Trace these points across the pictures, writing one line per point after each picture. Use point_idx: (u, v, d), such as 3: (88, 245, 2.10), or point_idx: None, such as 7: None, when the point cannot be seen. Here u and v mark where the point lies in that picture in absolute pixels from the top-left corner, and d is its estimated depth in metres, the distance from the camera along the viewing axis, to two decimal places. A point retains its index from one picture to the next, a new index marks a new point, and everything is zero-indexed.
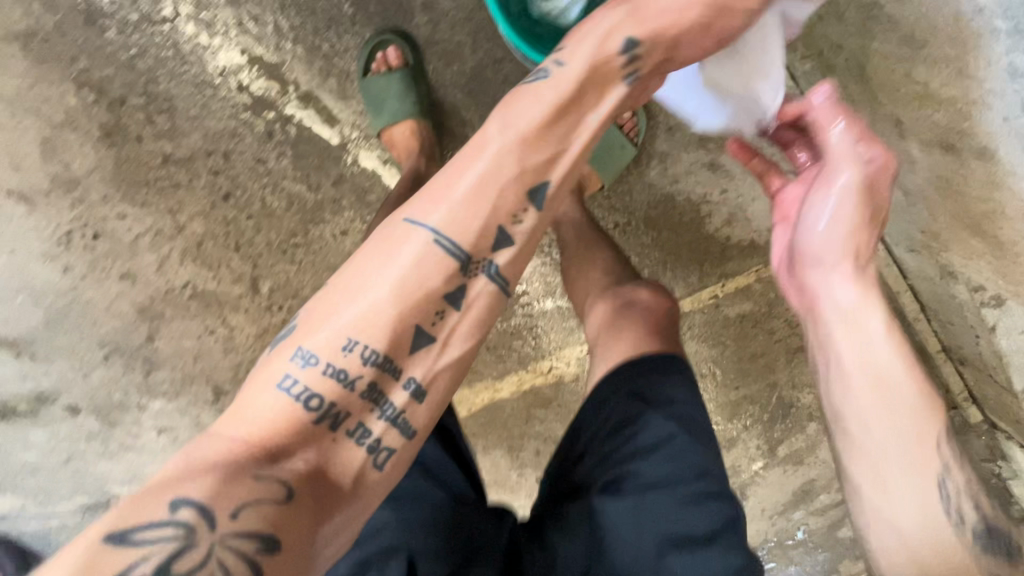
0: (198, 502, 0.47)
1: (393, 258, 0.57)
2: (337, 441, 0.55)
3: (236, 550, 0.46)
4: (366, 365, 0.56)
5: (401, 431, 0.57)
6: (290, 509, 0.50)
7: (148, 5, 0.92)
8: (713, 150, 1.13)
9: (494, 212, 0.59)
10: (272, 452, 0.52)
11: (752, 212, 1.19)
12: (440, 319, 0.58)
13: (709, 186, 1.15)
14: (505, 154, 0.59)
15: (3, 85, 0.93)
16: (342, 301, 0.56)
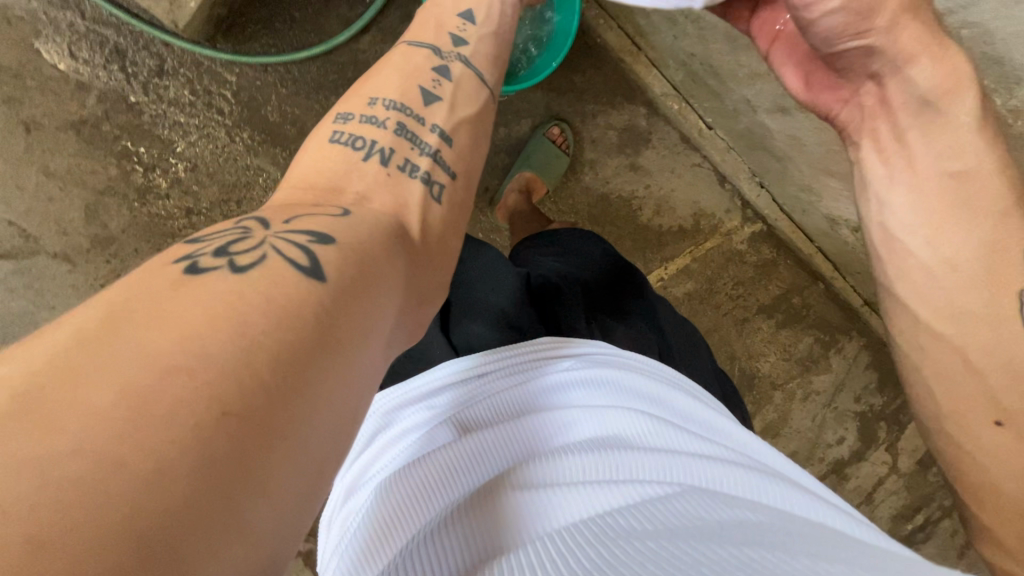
0: (260, 216, 0.45)
1: (355, 92, 0.62)
2: (392, 176, 0.55)
3: (296, 244, 0.41)
4: (389, 110, 0.59)
5: (438, 163, 0.58)
6: (348, 216, 0.47)
7: (174, 89, 1.14)
8: (630, 153, 1.36)
9: (432, 39, 0.70)
10: (323, 182, 0.52)
11: (674, 201, 1.44)
12: (438, 83, 0.64)
13: (635, 184, 1.40)
14: (417, 23, 0.73)
15: (58, 164, 1.12)
16: (320, 134, 0.58)
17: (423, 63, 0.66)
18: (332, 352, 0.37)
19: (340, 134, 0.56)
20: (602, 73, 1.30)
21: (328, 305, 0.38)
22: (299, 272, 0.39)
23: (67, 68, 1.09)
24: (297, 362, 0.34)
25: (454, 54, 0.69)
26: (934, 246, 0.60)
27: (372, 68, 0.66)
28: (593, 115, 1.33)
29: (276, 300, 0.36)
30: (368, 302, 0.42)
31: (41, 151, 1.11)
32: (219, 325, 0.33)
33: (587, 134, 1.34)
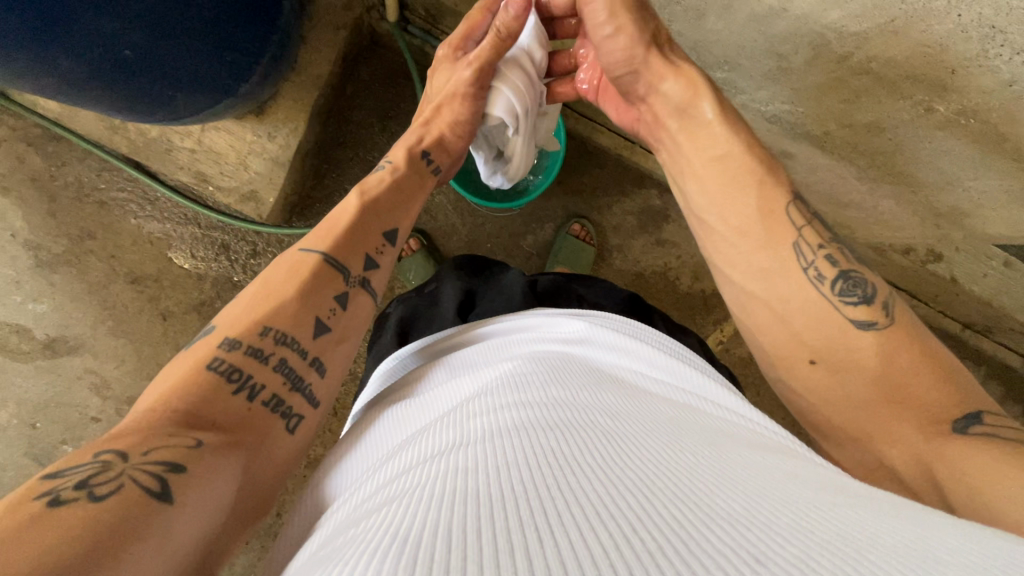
0: (119, 447, 0.45)
1: (249, 303, 0.61)
2: (252, 413, 0.54)
3: (151, 472, 0.43)
4: (276, 345, 0.59)
5: (307, 399, 0.59)
6: (204, 451, 0.47)
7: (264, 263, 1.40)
8: (653, 230, 1.46)
9: (357, 248, 0.71)
10: (182, 412, 0.50)
11: (710, 265, 1.47)
12: (335, 314, 0.64)
13: (666, 257, 1.46)
14: (361, 208, 0.75)
15: (186, 340, 1.38)
16: (200, 352, 0.56)
17: (334, 281, 0.66)
18: (158, 549, 0.40)
19: (218, 361, 0.55)
20: (607, 170, 1.45)
21: (159, 524, 0.41)
22: (148, 500, 0.42)
23: (190, 265, 1.38)
24: (119, 568, 0.37)
25: (364, 274, 0.70)
26: (737, 229, 0.72)
27: (279, 270, 0.65)
28: (608, 206, 1.46)
29: (114, 523, 0.39)
30: (206, 491, 0.45)
31: (174, 333, 1.38)
32: (63, 546, 0.36)
33: (608, 224, 1.46)
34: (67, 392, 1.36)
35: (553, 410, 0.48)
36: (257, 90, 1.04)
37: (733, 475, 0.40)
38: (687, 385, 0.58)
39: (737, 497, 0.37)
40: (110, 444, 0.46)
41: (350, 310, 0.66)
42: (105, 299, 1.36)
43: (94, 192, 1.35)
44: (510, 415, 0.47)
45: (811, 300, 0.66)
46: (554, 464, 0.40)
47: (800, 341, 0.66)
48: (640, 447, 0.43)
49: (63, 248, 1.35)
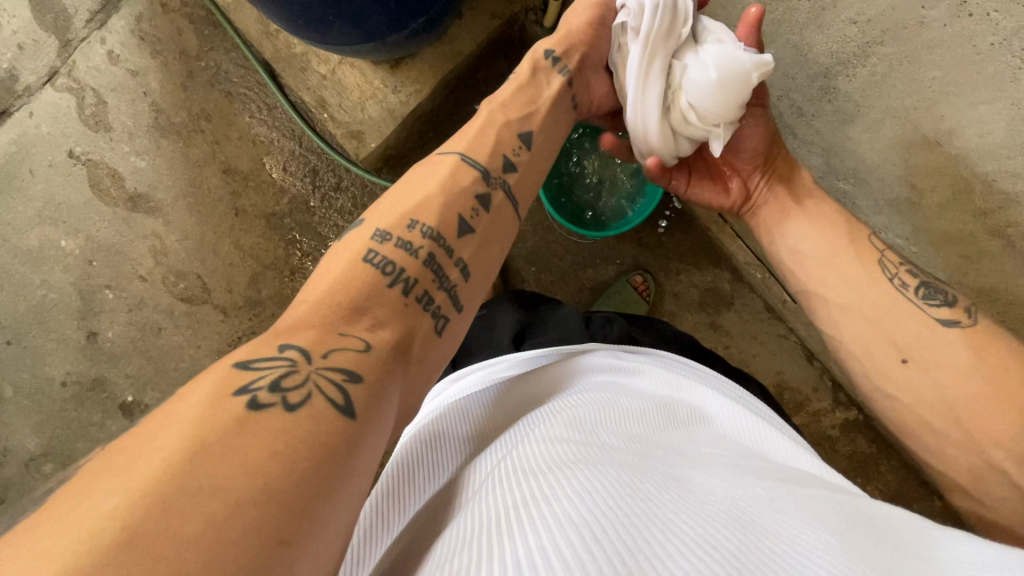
0: (301, 346, 0.49)
1: (395, 203, 0.65)
2: (408, 307, 0.58)
3: (330, 379, 0.48)
4: (425, 238, 0.62)
5: (453, 301, 0.62)
6: (371, 357, 0.51)
7: (339, 199, 1.46)
8: (711, 312, 1.42)
9: (491, 151, 0.73)
10: (347, 306, 0.54)
11: (755, 368, 1.41)
12: (477, 215, 0.67)
13: (714, 343, 1.42)
14: (492, 114, 0.78)
15: (246, 240, 1.45)
16: (356, 246, 0.60)
17: (476, 180, 0.69)
18: (352, 458, 0.45)
19: (374, 254, 0.59)
20: (688, 237, 1.43)
21: (348, 439, 0.45)
22: (332, 410, 0.46)
23: (277, 175, 1.45)
24: (327, 478, 0.42)
25: (504, 176, 0.72)
26: (834, 251, 0.80)
27: (421, 172, 0.69)
28: (676, 272, 1.43)
29: (308, 434, 0.43)
30: (379, 401, 0.49)
31: (239, 231, 1.45)
32: (268, 464, 0.40)
33: (669, 289, 1.43)
34: (129, 245, 1.46)
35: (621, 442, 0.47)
36: (402, 44, 1.09)
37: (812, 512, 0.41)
38: (741, 422, 0.58)
39: (825, 534, 0.38)
40: (284, 342, 0.49)
41: (491, 211, 0.69)
42: (195, 177, 1.45)
43: (226, 81, 1.45)
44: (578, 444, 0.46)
45: (912, 312, 0.73)
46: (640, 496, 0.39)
47: (895, 347, 0.72)
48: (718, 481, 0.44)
49: (181, 119, 1.45)
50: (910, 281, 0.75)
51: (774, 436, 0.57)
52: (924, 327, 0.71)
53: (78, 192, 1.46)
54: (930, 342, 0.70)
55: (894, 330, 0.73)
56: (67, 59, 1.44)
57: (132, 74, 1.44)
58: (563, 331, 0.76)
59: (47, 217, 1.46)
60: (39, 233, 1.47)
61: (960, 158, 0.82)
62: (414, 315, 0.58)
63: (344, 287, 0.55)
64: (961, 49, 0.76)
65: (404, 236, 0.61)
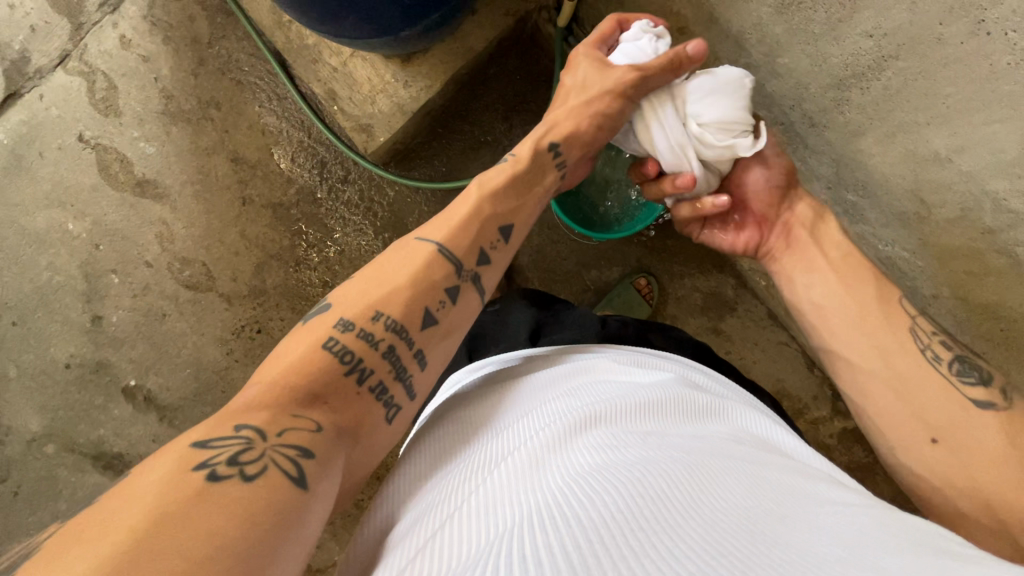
0: (257, 425, 0.49)
1: (365, 288, 0.63)
2: (360, 396, 0.58)
3: (286, 456, 0.48)
4: (386, 331, 0.61)
5: (406, 390, 0.62)
6: (323, 436, 0.52)
7: (345, 191, 1.46)
8: (712, 316, 1.42)
9: (470, 243, 0.71)
10: (300, 391, 0.54)
11: (755, 373, 1.42)
12: (444, 307, 0.66)
13: (715, 346, 1.42)
14: (478, 203, 0.75)
15: (252, 229, 1.46)
16: (316, 328, 0.60)
17: (448, 273, 0.67)
18: (301, 537, 0.45)
19: (333, 342, 0.58)
20: (693, 241, 1.43)
21: (302, 511, 0.46)
22: (286, 484, 0.46)
23: (285, 166, 1.46)
24: (281, 543, 0.43)
25: (475, 269, 0.71)
26: (856, 301, 0.78)
27: (394, 254, 0.68)
28: (680, 275, 1.43)
29: (263, 504, 0.44)
30: (331, 477, 0.51)
31: (245, 220, 1.46)
32: (226, 534, 0.41)
33: (672, 292, 1.43)
34: (136, 230, 1.46)
35: (631, 443, 0.48)
36: (415, 39, 1.09)
37: (823, 519, 0.41)
38: (749, 420, 0.59)
39: (836, 541, 0.38)
40: (242, 418, 0.50)
41: (459, 304, 0.68)
42: (202, 164, 1.46)
43: (237, 70, 1.45)
44: (589, 447, 0.47)
45: (946, 387, 0.70)
46: (652, 501, 0.40)
47: (929, 426, 0.69)
48: (729, 484, 0.44)
49: (191, 107, 1.45)
50: (940, 352, 0.72)
51: (783, 435, 0.58)
52: (954, 410, 0.68)
53: (86, 176, 1.46)
54: (961, 424, 0.67)
55: (918, 406, 0.70)
56: (78, 42, 1.44)
57: (143, 60, 1.44)
58: (579, 330, 0.76)
59: (55, 200, 1.47)
60: (46, 215, 1.47)
61: (972, 176, 0.80)
62: (366, 397, 0.58)
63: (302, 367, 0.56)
64: (977, 67, 0.73)
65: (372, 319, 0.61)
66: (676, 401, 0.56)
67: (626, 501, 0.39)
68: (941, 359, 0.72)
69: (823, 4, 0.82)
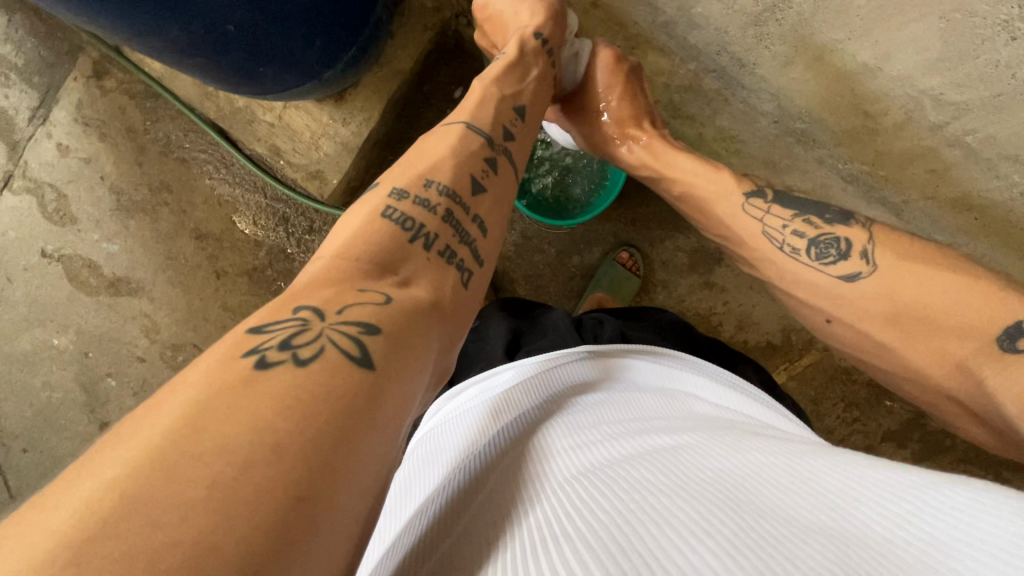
0: (315, 306, 0.49)
1: (409, 167, 0.69)
2: (432, 260, 0.61)
3: (346, 334, 0.47)
4: (441, 197, 0.67)
5: (474, 257, 0.66)
6: (391, 307, 0.52)
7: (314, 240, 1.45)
8: (702, 271, 1.41)
9: (493, 119, 0.79)
10: (373, 263, 0.57)
11: (758, 317, 1.41)
12: (487, 176, 0.73)
13: (713, 301, 1.41)
14: (488, 87, 0.82)
15: (233, 300, 1.45)
16: (373, 204, 0.63)
17: (481, 145, 0.75)
18: (371, 414, 0.44)
19: (392, 211, 0.63)
20: (664, 203, 1.42)
21: (371, 391, 0.45)
22: (349, 361, 0.45)
23: (250, 230, 1.45)
24: (346, 426, 0.41)
25: (505, 144, 0.79)
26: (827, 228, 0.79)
27: (432, 139, 0.75)
28: (660, 240, 1.43)
29: (319, 389, 0.42)
30: (406, 352, 0.50)
31: (224, 293, 1.45)
32: (278, 422, 0.39)
33: (657, 258, 1.43)
34: (120, 329, 1.46)
35: (613, 439, 0.49)
36: (341, 77, 1.09)
37: (806, 478, 0.42)
38: (731, 398, 0.60)
39: (819, 498, 0.39)
40: (314, 295, 0.51)
41: (498, 173, 0.75)
42: (170, 249, 1.45)
43: (179, 149, 1.44)
44: (576, 449, 0.48)
45: (811, 276, 0.79)
46: (637, 488, 0.41)
47: (822, 310, 0.78)
48: (711, 457, 0.45)
49: (143, 196, 1.45)
50: (802, 248, 0.81)
51: (764, 407, 0.59)
52: (832, 295, 0.77)
53: (58, 288, 1.46)
54: (843, 303, 0.76)
55: (806, 294, 0.80)
56: (18, 160, 1.43)
57: (85, 162, 1.44)
58: (563, 332, 0.76)
59: (34, 320, 1.46)
60: (30, 337, 1.47)
61: (904, 78, 0.79)
62: (434, 266, 0.61)
63: (364, 243, 0.58)
64: None
65: (428, 190, 0.66)
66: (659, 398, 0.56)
67: (610, 493, 0.40)
68: (802, 249, 0.81)
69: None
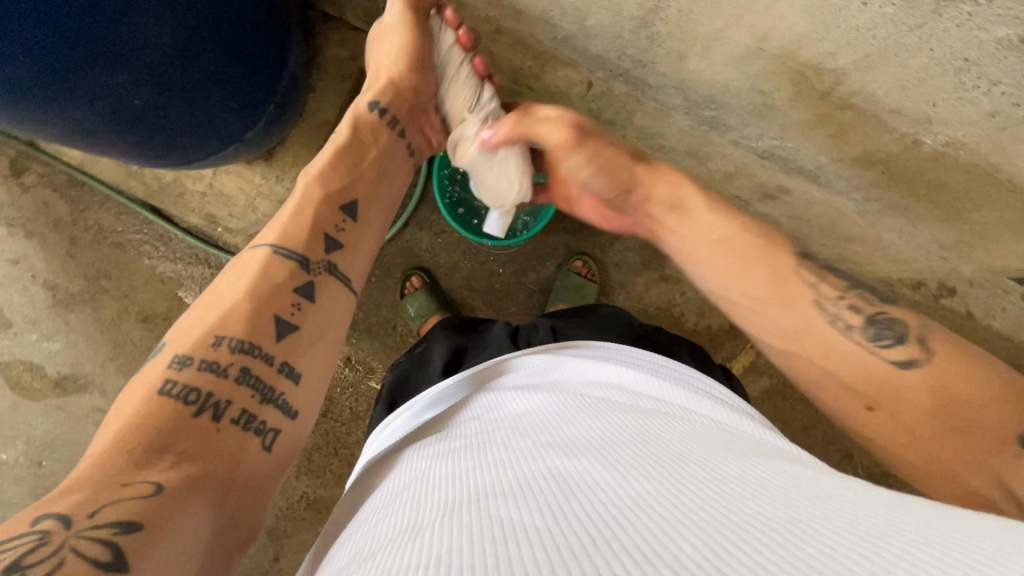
0: (62, 510, 0.42)
1: (194, 324, 0.60)
2: (222, 433, 0.53)
3: (97, 537, 0.41)
4: (233, 353, 0.58)
5: (282, 411, 0.58)
6: (160, 500, 0.45)
7: None
8: (655, 266, 1.43)
9: (312, 229, 0.71)
10: (137, 447, 0.48)
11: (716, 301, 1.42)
12: (300, 309, 0.64)
13: (671, 293, 1.43)
14: (308, 190, 0.76)
15: None
16: (148, 382, 0.55)
17: (292, 272, 0.66)
18: None
19: (171, 383, 0.54)
20: None
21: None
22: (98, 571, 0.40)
23: None
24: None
25: (327, 259, 0.70)
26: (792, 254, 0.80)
27: (230, 275, 0.66)
28: (609, 243, 1.45)
29: None
30: (168, 553, 0.43)
31: None
32: None
33: (610, 262, 1.45)
34: (74, 430, 1.38)
35: (499, 465, 0.44)
36: (263, 136, 1.08)
37: (719, 497, 0.37)
38: (644, 396, 0.56)
39: (774, 510, 0.35)
40: (93, 491, 0.44)
41: (314, 299, 0.66)
42: (116, 337, 1.39)
43: (111, 233, 1.40)
44: (480, 484, 0.42)
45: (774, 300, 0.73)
46: (525, 517, 0.36)
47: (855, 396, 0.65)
48: (589, 477, 0.40)
49: (79, 287, 1.39)
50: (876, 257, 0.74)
51: (681, 403, 0.55)
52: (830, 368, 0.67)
53: (0, 398, 1.38)
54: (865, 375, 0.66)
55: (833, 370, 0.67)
56: None
57: (13, 263, 1.38)
58: (495, 345, 0.78)
59: None
60: None
61: None
62: (228, 439, 0.53)
63: (132, 422, 0.50)
64: None
65: (168, 368, 0.56)
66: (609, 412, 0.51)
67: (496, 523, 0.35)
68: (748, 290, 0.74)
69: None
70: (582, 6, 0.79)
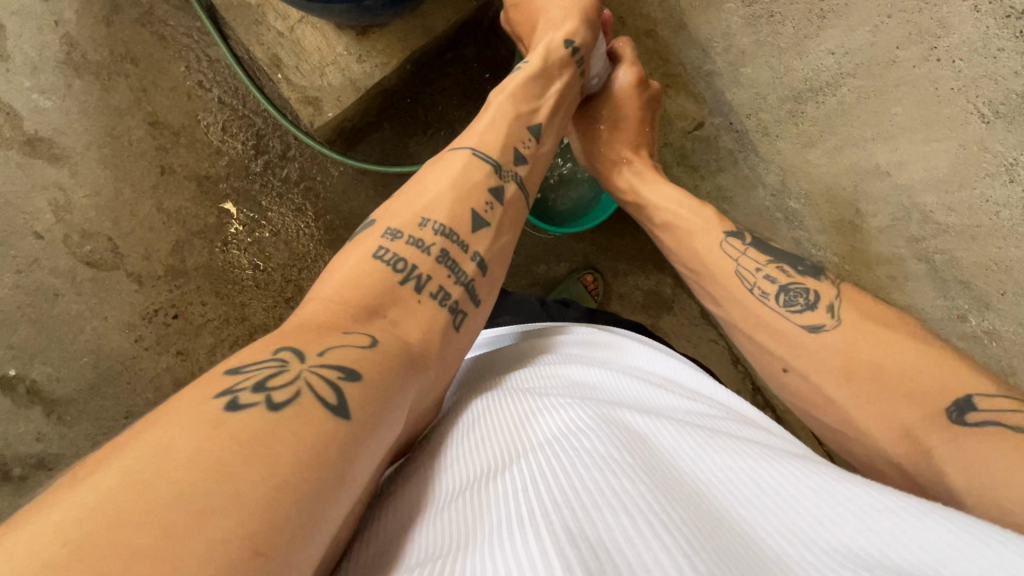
0: (294, 346, 0.45)
1: (410, 200, 0.64)
2: (420, 305, 0.56)
3: (324, 376, 0.43)
4: (436, 236, 0.61)
5: (469, 295, 0.61)
6: (373, 355, 0.47)
7: (279, 164, 1.34)
8: (651, 314, 1.46)
9: (502, 142, 0.73)
10: (359, 305, 0.53)
11: None
12: (491, 209, 0.66)
13: None
14: (503, 106, 0.76)
15: (171, 204, 1.31)
16: (366, 242, 0.60)
17: (489, 175, 0.68)
18: (350, 472, 0.40)
19: (384, 250, 0.58)
20: (639, 241, 1.46)
21: (348, 444, 0.40)
22: (322, 409, 0.41)
23: (214, 134, 1.31)
24: (320, 485, 0.37)
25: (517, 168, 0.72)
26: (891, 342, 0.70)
27: (434, 170, 0.68)
28: (623, 273, 1.46)
29: (289, 438, 0.38)
30: (382, 412, 0.45)
31: (164, 192, 1.30)
32: (234, 485, 0.34)
33: (616, 290, 1.46)
34: (25, 196, 1.27)
35: (540, 413, 0.49)
36: (377, 10, 1.04)
37: (739, 471, 0.41)
38: (675, 381, 0.61)
39: (783, 493, 0.39)
40: (314, 338, 0.46)
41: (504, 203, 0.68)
42: (114, 125, 1.28)
43: (160, 23, 1.28)
44: (519, 433, 0.47)
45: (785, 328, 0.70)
46: (564, 464, 0.40)
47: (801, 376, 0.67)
48: (622, 433, 0.45)
49: (100, 59, 1.27)
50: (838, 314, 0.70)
51: (707, 391, 0.60)
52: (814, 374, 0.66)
53: None
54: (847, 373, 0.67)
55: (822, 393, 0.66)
56: None
57: None
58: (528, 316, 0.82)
59: None
60: None
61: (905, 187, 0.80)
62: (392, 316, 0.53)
63: (335, 289, 0.53)
64: (924, 90, 0.74)
65: (376, 234, 0.60)
66: (641, 388, 0.56)
67: (568, 469, 0.40)
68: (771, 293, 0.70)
69: (793, 17, 0.81)
70: (749, 52, 0.88)
